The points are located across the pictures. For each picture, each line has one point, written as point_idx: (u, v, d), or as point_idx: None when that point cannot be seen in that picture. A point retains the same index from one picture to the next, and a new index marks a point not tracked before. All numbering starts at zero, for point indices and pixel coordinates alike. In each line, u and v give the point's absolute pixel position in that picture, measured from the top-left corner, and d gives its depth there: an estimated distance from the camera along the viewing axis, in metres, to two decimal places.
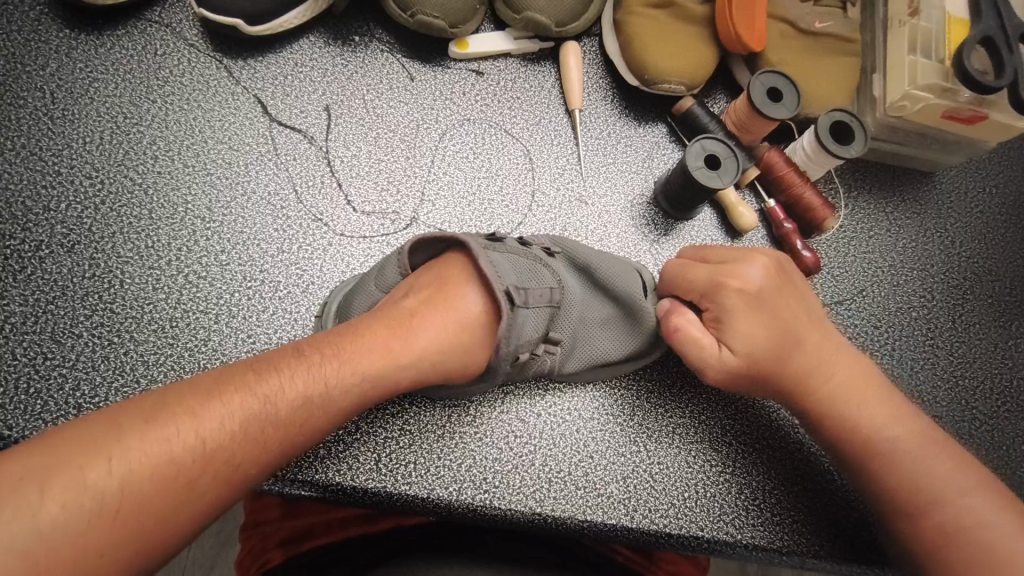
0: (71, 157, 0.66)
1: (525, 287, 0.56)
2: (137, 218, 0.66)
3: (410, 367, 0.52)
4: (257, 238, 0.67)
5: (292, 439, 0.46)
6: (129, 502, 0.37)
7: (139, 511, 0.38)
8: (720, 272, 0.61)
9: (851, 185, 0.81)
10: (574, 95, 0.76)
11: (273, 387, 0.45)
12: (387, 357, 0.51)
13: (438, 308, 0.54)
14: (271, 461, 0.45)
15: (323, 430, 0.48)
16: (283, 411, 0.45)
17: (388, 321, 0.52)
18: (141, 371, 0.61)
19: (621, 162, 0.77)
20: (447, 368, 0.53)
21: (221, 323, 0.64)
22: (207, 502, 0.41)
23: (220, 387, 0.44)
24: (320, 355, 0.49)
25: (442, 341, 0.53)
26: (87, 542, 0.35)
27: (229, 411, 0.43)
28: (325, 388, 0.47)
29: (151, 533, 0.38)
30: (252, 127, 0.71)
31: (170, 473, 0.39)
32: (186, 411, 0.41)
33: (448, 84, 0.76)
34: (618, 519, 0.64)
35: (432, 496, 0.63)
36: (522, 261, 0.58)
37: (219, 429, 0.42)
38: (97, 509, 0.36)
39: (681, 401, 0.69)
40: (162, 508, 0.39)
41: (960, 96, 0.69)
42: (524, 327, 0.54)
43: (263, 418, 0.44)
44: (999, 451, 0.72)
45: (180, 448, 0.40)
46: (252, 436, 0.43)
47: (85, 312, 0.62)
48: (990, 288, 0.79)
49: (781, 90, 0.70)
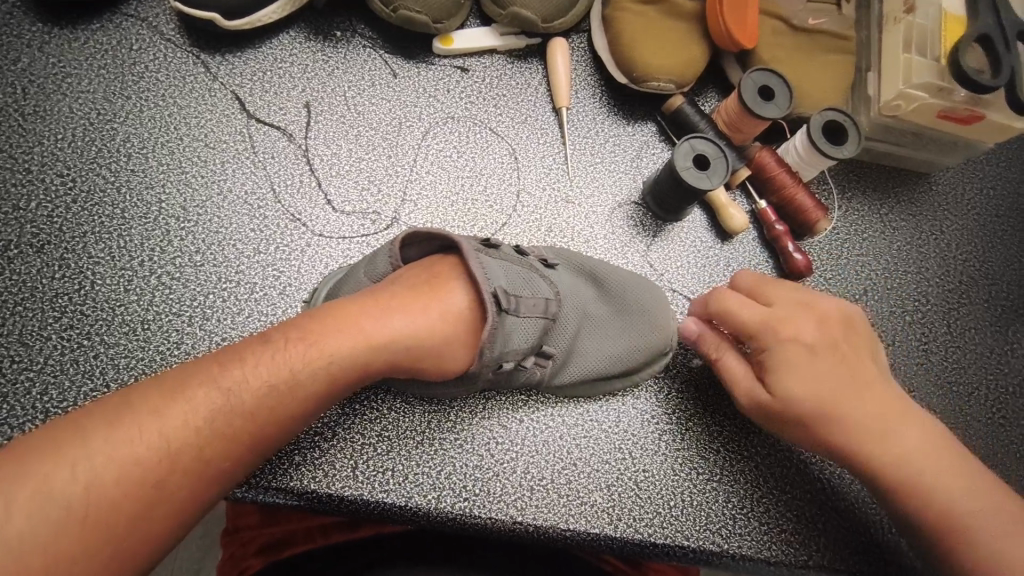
0: (42, 155, 0.64)
1: (516, 293, 0.54)
2: (110, 218, 0.64)
3: (384, 355, 0.50)
4: (233, 238, 0.66)
5: (264, 425, 0.46)
6: (96, 508, 0.39)
7: (108, 515, 0.39)
8: (768, 319, 0.60)
9: (845, 186, 0.79)
10: (561, 93, 0.74)
11: (237, 377, 0.46)
12: (363, 342, 0.50)
13: (414, 299, 0.52)
14: (246, 450, 0.45)
15: (299, 417, 0.48)
16: (250, 398, 0.45)
17: (362, 305, 0.51)
18: (111, 375, 0.59)
19: (609, 161, 0.76)
20: (422, 355, 0.52)
21: (195, 326, 0.62)
22: (178, 499, 0.42)
23: (185, 382, 0.45)
24: (287, 340, 0.48)
25: (413, 331, 0.51)
26: (60, 548, 0.37)
27: (193, 404, 0.44)
28: (296, 374, 0.47)
29: (130, 534, 0.40)
30: (229, 124, 0.69)
31: (137, 474, 0.40)
32: (149, 409, 0.42)
33: (432, 81, 0.75)
34: (602, 528, 0.62)
35: (410, 504, 0.61)
36: (515, 268, 0.56)
37: (183, 425, 0.43)
38: (66, 516, 0.38)
39: (668, 407, 0.68)
40: (132, 510, 0.40)
41: (955, 95, 0.68)
42: (511, 336, 0.53)
43: (230, 409, 0.45)
44: (993, 460, 0.71)
45: (146, 448, 0.41)
46: (219, 428, 0.44)
47: (54, 314, 0.60)
48: (986, 292, 0.77)
49: (772, 89, 0.68)
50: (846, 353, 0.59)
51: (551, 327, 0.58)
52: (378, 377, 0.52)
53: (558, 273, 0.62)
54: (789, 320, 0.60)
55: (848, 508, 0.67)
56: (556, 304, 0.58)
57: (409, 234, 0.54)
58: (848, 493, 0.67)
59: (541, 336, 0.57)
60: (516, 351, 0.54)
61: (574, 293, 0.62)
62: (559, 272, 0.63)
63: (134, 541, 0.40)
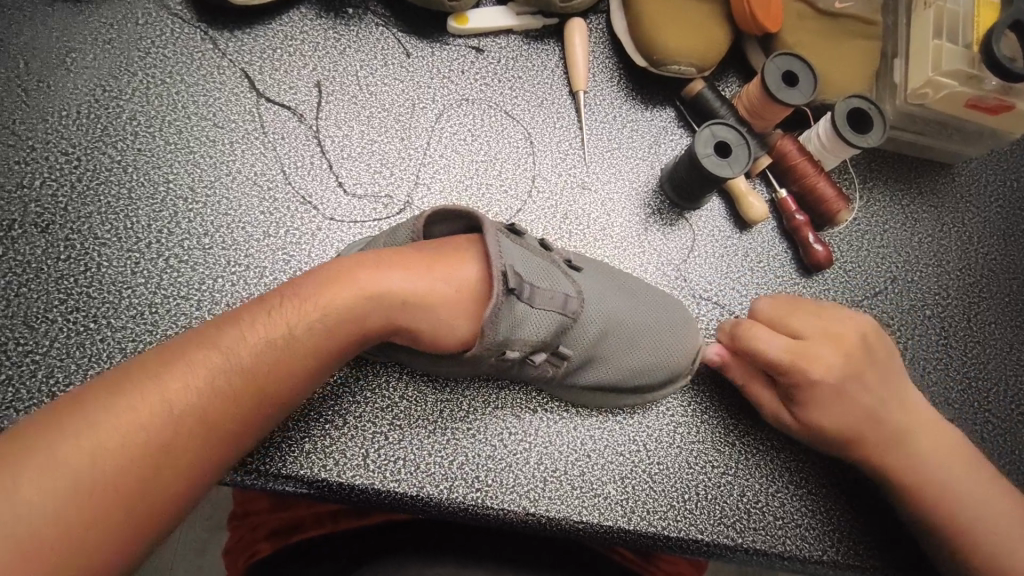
0: (46, 132, 0.63)
1: (532, 281, 0.51)
2: (116, 198, 0.62)
3: (385, 316, 0.49)
4: (242, 221, 0.64)
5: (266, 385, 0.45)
6: (105, 477, 0.38)
7: (118, 484, 0.38)
8: (795, 358, 0.58)
9: (867, 176, 0.77)
10: (578, 76, 0.72)
11: (236, 339, 0.45)
12: (363, 302, 0.48)
13: (411, 265, 0.51)
14: (251, 411, 0.44)
15: (304, 378, 0.47)
16: (251, 358, 0.44)
17: (357, 266, 0.50)
18: (118, 359, 0.58)
19: (626, 147, 0.74)
20: (423, 318, 0.50)
21: (203, 310, 0.61)
22: (188, 464, 0.41)
23: (183, 348, 0.43)
24: (284, 300, 0.47)
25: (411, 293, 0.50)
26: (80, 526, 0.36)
27: (191, 368, 0.42)
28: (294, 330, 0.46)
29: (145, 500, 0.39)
30: (238, 103, 0.67)
31: (142, 440, 0.39)
32: (146, 375, 0.41)
33: (446, 62, 0.73)
34: (615, 520, 0.62)
35: (422, 494, 0.60)
36: (536, 260, 0.54)
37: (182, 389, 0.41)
38: (76, 491, 0.36)
39: (683, 399, 0.67)
40: (140, 477, 0.39)
41: (985, 84, 0.66)
42: (520, 323, 0.51)
43: (229, 369, 0.43)
44: (1010, 456, 0.70)
45: (147, 414, 0.40)
46: (219, 390, 0.43)
47: (60, 296, 0.59)
48: (1007, 287, 0.76)
49: (797, 74, 0.66)
50: (872, 384, 0.58)
51: (571, 326, 0.56)
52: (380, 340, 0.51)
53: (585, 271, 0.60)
54: (815, 354, 0.58)
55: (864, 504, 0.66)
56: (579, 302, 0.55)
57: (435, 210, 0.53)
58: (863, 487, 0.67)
59: (555, 332, 0.55)
60: (523, 341, 0.52)
61: (602, 295, 0.59)
62: (587, 273, 0.60)
63: (148, 509, 0.39)
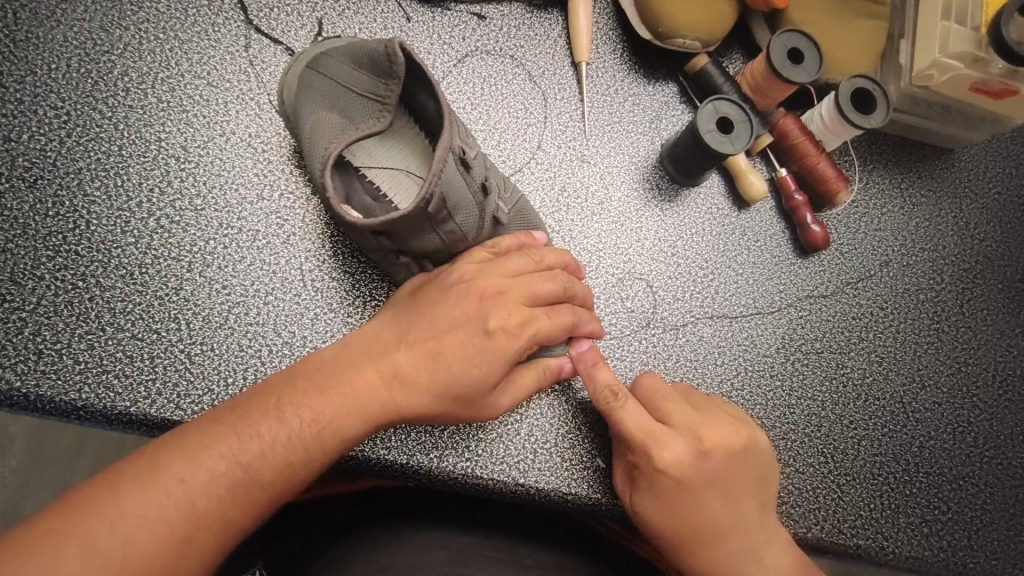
0: (34, 84, 0.61)
1: (451, 213, 0.54)
2: (106, 154, 0.61)
3: (532, 287, 0.56)
4: (236, 182, 0.63)
5: (376, 419, 0.50)
6: (196, 495, 0.43)
7: (199, 505, 0.43)
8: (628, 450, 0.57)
9: (868, 157, 0.76)
10: (581, 48, 0.71)
11: (348, 380, 0.49)
12: (500, 284, 0.55)
13: (512, 254, 0.58)
14: (413, 401, 0.51)
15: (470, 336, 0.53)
16: (351, 398, 0.49)
17: (484, 287, 0.55)
18: (107, 319, 0.57)
19: (627, 120, 0.73)
20: (563, 321, 0.57)
21: (195, 272, 0.60)
22: (258, 482, 0.45)
23: (233, 421, 0.46)
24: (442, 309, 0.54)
25: (531, 271, 0.57)
26: (196, 516, 0.42)
27: (260, 437, 0.46)
28: (415, 318, 0.53)
29: (262, 473, 0.45)
30: (233, 62, 0.66)
31: (207, 506, 0.43)
32: (209, 458, 0.44)
33: (447, 28, 0.71)
34: (604, 493, 0.61)
35: (412, 462, 0.59)
36: (467, 196, 0.55)
37: (252, 457, 0.45)
38: (171, 502, 0.42)
39: (676, 375, 0.66)
40: (223, 478, 0.44)
41: (991, 67, 0.65)
42: (410, 236, 0.54)
43: (328, 411, 0.48)
44: (996, 441, 0.71)
45: (209, 476, 0.43)
46: (285, 452, 0.46)
47: (48, 253, 0.57)
48: (1000, 274, 0.76)
49: (804, 52, 0.65)
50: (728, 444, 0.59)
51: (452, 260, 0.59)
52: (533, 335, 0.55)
53: (503, 227, 0.61)
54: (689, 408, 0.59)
55: (849, 484, 0.66)
56: (470, 243, 0.59)
57: (411, 54, 0.54)
58: (850, 467, 0.67)
59: (437, 252, 0.58)
60: (405, 246, 0.56)
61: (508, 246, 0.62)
62: (506, 230, 0.62)
63: (235, 430, 0.45)
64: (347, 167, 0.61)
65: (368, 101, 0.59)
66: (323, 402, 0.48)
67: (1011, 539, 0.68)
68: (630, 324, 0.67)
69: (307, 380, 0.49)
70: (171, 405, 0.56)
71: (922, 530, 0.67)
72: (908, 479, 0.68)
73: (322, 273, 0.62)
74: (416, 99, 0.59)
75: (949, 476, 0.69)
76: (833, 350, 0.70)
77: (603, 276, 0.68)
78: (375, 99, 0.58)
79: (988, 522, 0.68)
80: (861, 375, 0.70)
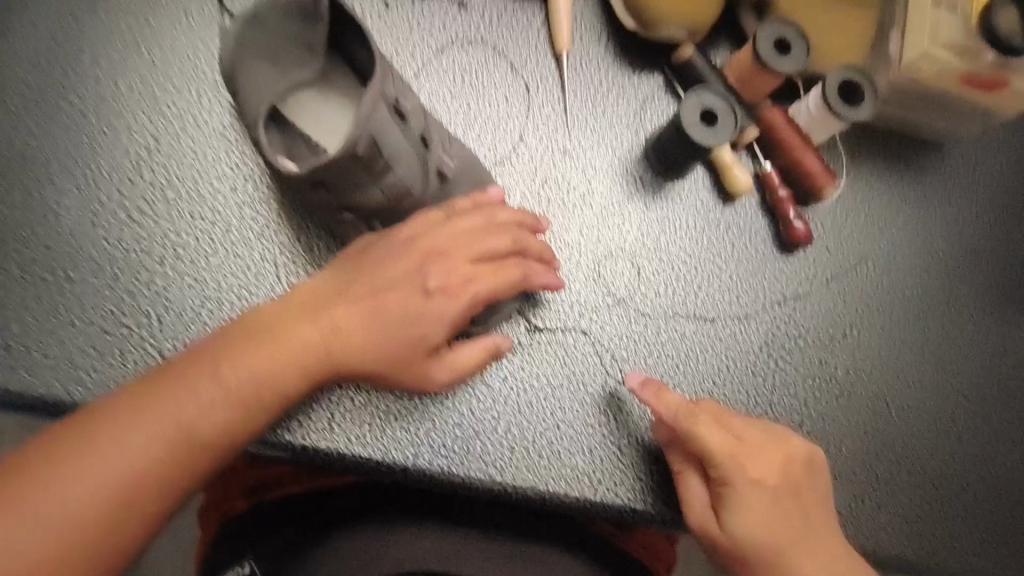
0: (3, 74, 0.60)
1: (393, 161, 0.54)
2: (77, 145, 0.60)
3: (473, 245, 0.58)
4: (209, 174, 0.62)
5: (314, 374, 0.53)
6: (141, 453, 0.47)
7: (146, 462, 0.47)
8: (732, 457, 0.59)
9: (857, 151, 0.75)
10: (562, 36, 0.70)
11: (286, 340, 0.53)
12: (443, 245, 0.58)
13: (460, 212, 0.59)
14: (352, 360, 0.54)
15: (407, 297, 0.56)
16: (287, 358, 0.52)
17: (425, 250, 0.57)
18: (77, 313, 0.56)
19: (611, 112, 0.71)
20: (503, 279, 0.59)
21: (166, 266, 0.59)
22: (199, 437, 0.49)
23: (174, 379, 0.49)
24: (380, 268, 0.56)
25: (474, 230, 0.59)
26: (143, 466, 0.47)
27: (198, 395, 0.49)
28: (355, 278, 0.56)
29: (204, 425, 0.49)
30: (206, 49, 0.64)
31: (152, 462, 0.47)
32: (149, 419, 0.48)
33: (427, 16, 0.69)
34: (582, 491, 0.61)
35: (387, 459, 0.58)
36: (407, 144, 0.55)
37: (191, 414, 0.49)
38: (120, 460, 0.47)
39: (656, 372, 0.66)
40: (165, 436, 0.48)
41: (981, 58, 0.65)
42: (351, 191, 0.55)
43: (264, 371, 0.51)
44: (982, 439, 0.71)
45: (154, 435, 0.48)
46: (223, 410, 0.50)
47: (17, 246, 0.57)
48: (989, 271, 0.75)
49: (790, 42, 0.64)
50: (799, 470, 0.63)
51: (395, 214, 0.59)
52: (467, 296, 0.57)
53: (451, 183, 0.61)
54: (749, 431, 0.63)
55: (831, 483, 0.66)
56: (416, 200, 0.58)
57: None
58: (833, 465, 0.66)
59: (384, 210, 0.58)
60: (346, 202, 0.56)
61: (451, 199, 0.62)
62: (453, 187, 0.61)
63: (174, 389, 0.49)
64: (288, 128, 0.60)
65: (298, 51, 0.60)
66: (260, 361, 0.51)
67: (994, 538, 0.68)
68: (612, 320, 0.66)
69: (246, 339, 0.52)
70: None
71: (903, 529, 0.66)
72: (891, 478, 0.67)
73: (298, 269, 0.61)
74: (347, 48, 0.60)
75: (933, 475, 0.68)
76: (817, 347, 0.70)
77: (584, 271, 0.67)
78: (302, 47, 0.59)
79: (971, 522, 0.68)
80: (846, 372, 0.69)
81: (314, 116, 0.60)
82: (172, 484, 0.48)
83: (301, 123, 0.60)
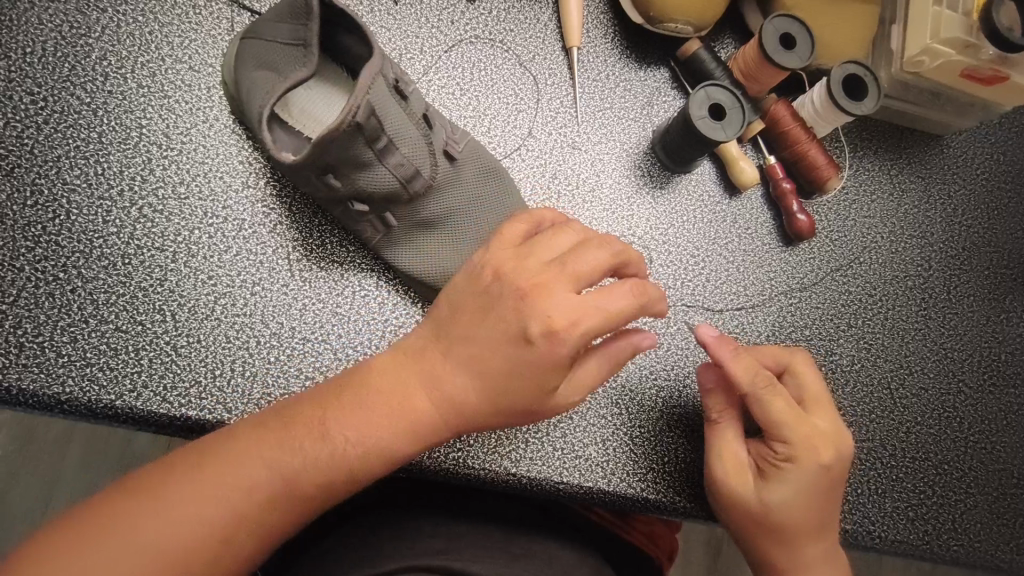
0: (8, 69, 0.59)
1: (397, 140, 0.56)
2: (86, 142, 0.59)
3: (572, 266, 0.49)
4: (220, 170, 0.62)
5: (422, 435, 0.49)
6: (227, 509, 0.43)
7: (231, 519, 0.43)
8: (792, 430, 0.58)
9: (858, 144, 0.76)
10: (573, 33, 0.70)
11: (382, 395, 0.48)
12: (546, 270, 0.49)
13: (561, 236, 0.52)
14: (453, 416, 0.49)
15: (509, 341, 0.48)
16: (382, 414, 0.47)
17: (532, 281, 0.49)
18: (90, 311, 0.56)
19: (618, 107, 0.72)
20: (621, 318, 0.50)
21: (179, 263, 0.59)
22: (290, 496, 0.45)
23: (270, 435, 0.46)
24: (485, 304, 0.50)
25: (575, 250, 0.51)
26: (226, 529, 0.43)
27: (294, 453, 0.45)
28: (457, 320, 0.50)
29: (298, 486, 0.45)
30: (215, 46, 0.64)
31: (241, 520, 0.43)
32: (236, 472, 0.44)
33: (435, 10, 0.70)
34: (595, 481, 0.62)
35: None
36: (409, 122, 0.56)
37: (284, 473, 0.45)
38: (203, 515, 0.43)
39: (667, 364, 0.66)
40: (256, 492, 0.44)
41: (983, 53, 0.65)
42: (358, 175, 0.55)
43: (363, 429, 0.47)
44: (982, 424, 0.72)
45: (242, 493, 0.44)
46: (316, 470, 0.46)
47: (26, 244, 0.56)
48: (986, 260, 0.77)
49: (795, 37, 0.65)
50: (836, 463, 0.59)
51: (406, 201, 0.60)
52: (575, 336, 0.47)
53: (458, 164, 0.62)
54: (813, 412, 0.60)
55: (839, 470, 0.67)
56: (425, 181, 0.59)
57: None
58: None
59: (394, 198, 0.58)
60: (353, 189, 0.56)
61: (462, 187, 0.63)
62: (461, 174, 0.62)
63: (272, 446, 0.45)
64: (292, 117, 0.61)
65: (292, 49, 0.57)
66: (359, 419, 0.47)
67: (993, 520, 0.70)
68: None
69: (345, 395, 0.48)
70: (157, 398, 0.55)
71: (907, 514, 0.68)
72: (895, 464, 0.69)
73: (310, 263, 0.61)
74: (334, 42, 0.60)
75: (934, 461, 0.70)
76: (822, 337, 0.71)
77: None
78: (297, 45, 0.57)
79: (972, 506, 0.69)
80: (850, 362, 0.71)
81: (311, 108, 0.61)
82: (259, 543, 0.45)
83: (298, 117, 0.61)
